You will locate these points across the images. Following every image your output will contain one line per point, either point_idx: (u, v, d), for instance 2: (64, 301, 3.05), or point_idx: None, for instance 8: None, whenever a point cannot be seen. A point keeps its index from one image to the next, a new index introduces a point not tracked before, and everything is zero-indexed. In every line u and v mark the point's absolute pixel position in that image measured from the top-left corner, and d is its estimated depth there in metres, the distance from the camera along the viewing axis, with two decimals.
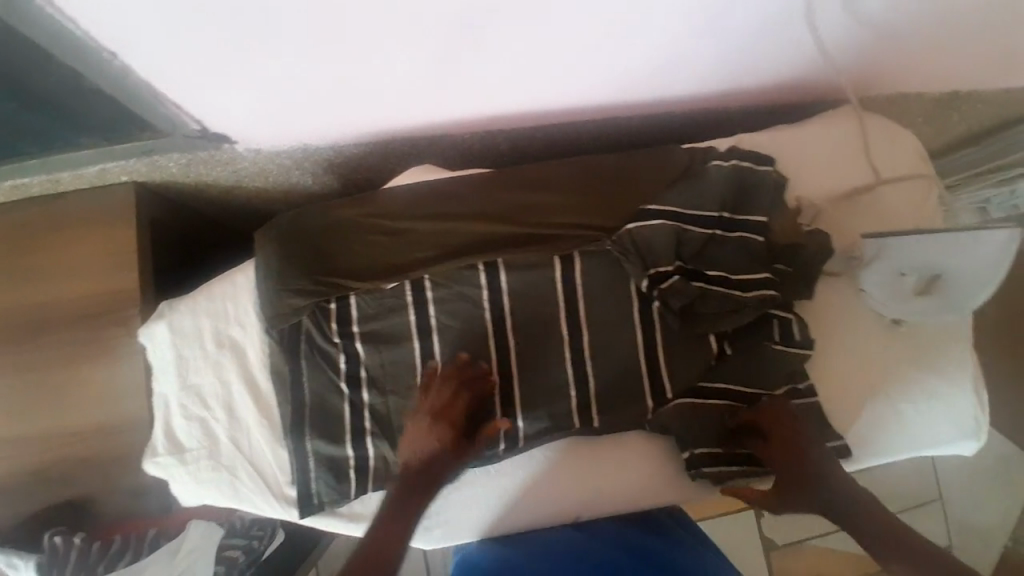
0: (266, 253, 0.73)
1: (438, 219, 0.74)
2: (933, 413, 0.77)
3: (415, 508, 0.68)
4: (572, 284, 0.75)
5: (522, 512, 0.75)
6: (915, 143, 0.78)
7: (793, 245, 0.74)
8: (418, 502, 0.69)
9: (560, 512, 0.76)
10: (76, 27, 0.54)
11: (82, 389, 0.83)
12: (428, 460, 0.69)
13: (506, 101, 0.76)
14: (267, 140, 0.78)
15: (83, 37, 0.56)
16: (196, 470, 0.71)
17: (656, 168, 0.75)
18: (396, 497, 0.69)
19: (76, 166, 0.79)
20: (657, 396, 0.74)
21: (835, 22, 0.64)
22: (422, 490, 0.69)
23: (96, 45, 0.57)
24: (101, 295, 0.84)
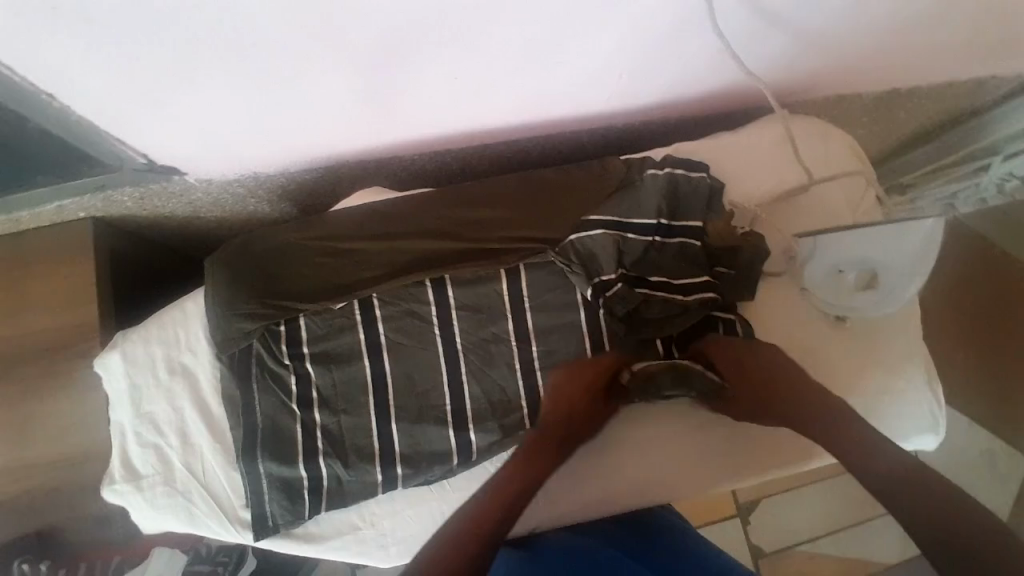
0: (216, 279, 0.74)
1: (384, 240, 0.76)
2: (890, 412, 0.77)
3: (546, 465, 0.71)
4: (518, 296, 0.76)
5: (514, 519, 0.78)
6: (847, 143, 0.80)
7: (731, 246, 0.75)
8: (549, 461, 0.72)
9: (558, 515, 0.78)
10: (14, 73, 0.57)
11: (45, 423, 0.84)
12: (573, 417, 0.73)
13: (447, 122, 0.79)
14: (217, 170, 0.80)
15: (19, 80, 0.58)
16: (152, 496, 0.71)
17: (595, 180, 0.77)
18: (531, 453, 0.71)
19: (33, 206, 0.81)
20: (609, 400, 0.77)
21: (754, 31, 0.66)
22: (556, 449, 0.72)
23: (34, 89, 0.59)
24: (63, 329, 0.85)
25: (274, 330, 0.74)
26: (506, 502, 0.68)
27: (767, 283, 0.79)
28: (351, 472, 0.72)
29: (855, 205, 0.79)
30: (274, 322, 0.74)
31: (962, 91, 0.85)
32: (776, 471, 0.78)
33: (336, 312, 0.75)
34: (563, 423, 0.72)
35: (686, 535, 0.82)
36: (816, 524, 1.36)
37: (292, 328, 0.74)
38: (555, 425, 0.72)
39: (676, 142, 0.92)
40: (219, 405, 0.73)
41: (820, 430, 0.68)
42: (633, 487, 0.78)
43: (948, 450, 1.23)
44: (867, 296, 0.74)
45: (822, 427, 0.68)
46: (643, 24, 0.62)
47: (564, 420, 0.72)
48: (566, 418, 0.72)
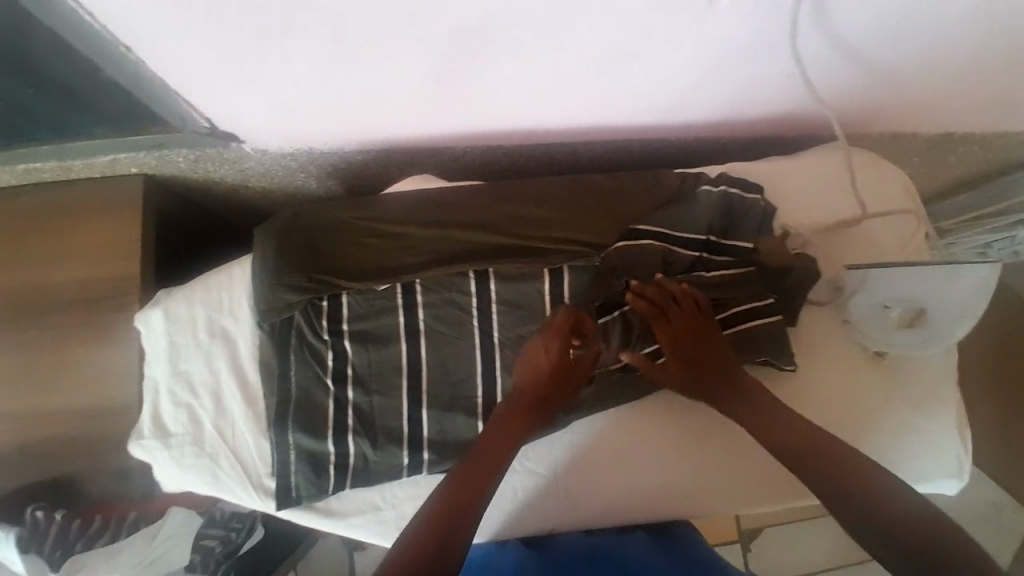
0: (263, 249, 0.75)
1: (434, 226, 0.76)
2: (914, 449, 0.77)
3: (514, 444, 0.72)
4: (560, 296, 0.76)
5: (538, 513, 0.78)
6: (903, 180, 0.80)
7: (781, 268, 0.74)
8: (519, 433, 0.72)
9: (579, 516, 0.79)
10: (93, 19, 0.57)
11: (78, 371, 0.85)
12: (539, 385, 0.72)
13: (506, 118, 0.79)
14: (274, 141, 0.81)
15: (98, 28, 0.58)
16: (180, 455, 0.72)
17: (647, 190, 0.77)
18: (497, 430, 0.71)
19: (88, 157, 0.82)
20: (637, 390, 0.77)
21: (824, 58, 0.67)
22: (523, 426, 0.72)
23: (112, 40, 0.60)
24: (106, 281, 0.86)
25: (316, 305, 0.74)
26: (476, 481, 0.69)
27: (809, 311, 0.78)
28: (378, 452, 0.73)
29: (904, 242, 0.78)
30: (316, 296, 0.74)
31: (1020, 141, 0.85)
32: (801, 498, 0.79)
33: (377, 293, 0.75)
34: (529, 393, 0.72)
35: (694, 545, 0.79)
36: (817, 558, 1.35)
37: (332, 304, 0.75)
38: (522, 397, 0.72)
39: (728, 161, 0.92)
40: (255, 373, 0.74)
41: (790, 456, 0.68)
42: (661, 493, 0.78)
43: (959, 498, 1.21)
44: (909, 336, 0.74)
45: (791, 448, 0.68)
46: (717, 38, 0.63)
47: (530, 394, 0.72)
48: (532, 383, 0.72)
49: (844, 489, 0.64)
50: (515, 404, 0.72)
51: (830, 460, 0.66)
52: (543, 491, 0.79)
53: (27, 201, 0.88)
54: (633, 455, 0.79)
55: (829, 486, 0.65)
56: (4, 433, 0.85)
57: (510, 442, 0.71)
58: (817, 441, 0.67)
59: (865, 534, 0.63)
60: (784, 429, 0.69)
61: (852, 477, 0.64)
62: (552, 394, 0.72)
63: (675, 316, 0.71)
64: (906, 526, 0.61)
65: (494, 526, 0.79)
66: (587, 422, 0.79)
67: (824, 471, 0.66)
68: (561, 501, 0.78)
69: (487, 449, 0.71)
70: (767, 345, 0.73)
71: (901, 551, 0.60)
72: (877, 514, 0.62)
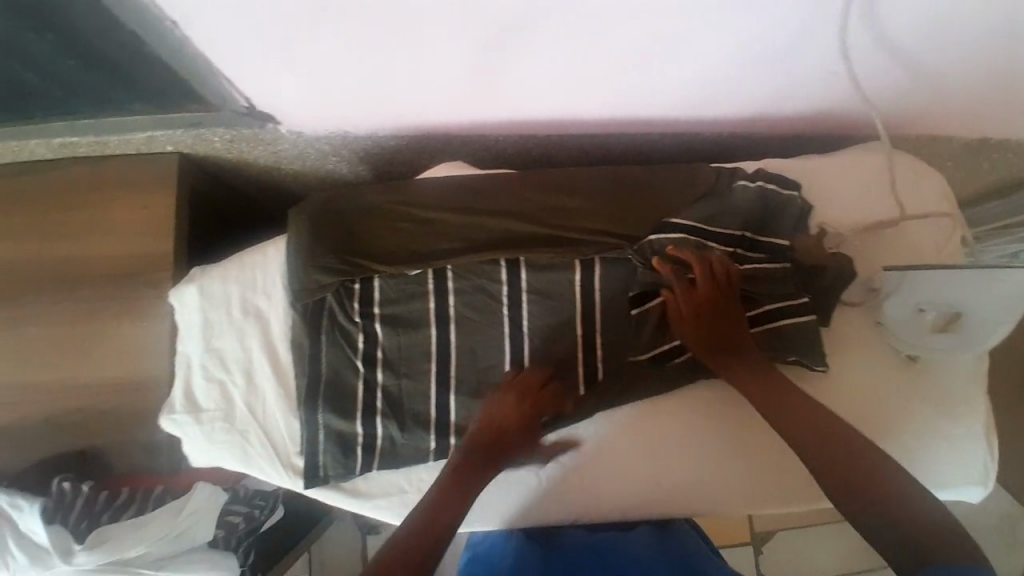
0: (297, 228, 0.76)
1: (467, 213, 0.76)
2: (941, 455, 0.76)
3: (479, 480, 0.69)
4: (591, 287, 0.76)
5: (556, 500, 0.78)
6: (941, 183, 0.79)
7: (816, 266, 0.73)
8: (475, 484, 0.69)
9: (594, 506, 0.78)
10: None
11: (109, 345, 0.85)
12: (496, 441, 0.70)
13: (542, 107, 0.79)
14: (310, 124, 0.81)
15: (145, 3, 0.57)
16: (210, 431, 0.73)
17: (682, 184, 0.77)
18: (453, 478, 0.69)
19: (124, 132, 0.82)
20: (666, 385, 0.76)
21: (870, 54, 0.66)
22: (489, 462, 0.70)
23: (159, 14, 0.58)
24: (139, 257, 0.87)
25: (348, 287, 0.75)
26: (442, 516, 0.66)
27: (840, 311, 0.78)
28: (406, 435, 0.74)
29: (940, 246, 0.77)
30: (348, 278, 0.75)
31: None
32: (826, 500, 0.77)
33: (409, 278, 0.76)
34: (484, 448, 0.70)
35: (692, 542, 0.78)
36: (830, 562, 1.35)
37: (364, 287, 0.75)
38: (478, 449, 0.70)
39: (761, 159, 0.91)
40: (287, 352, 0.75)
41: (806, 453, 0.66)
42: (682, 485, 0.77)
43: (975, 507, 1.21)
44: (943, 340, 0.73)
45: (809, 445, 0.66)
46: (764, 30, 0.62)
47: (485, 448, 0.70)
48: (490, 439, 0.71)
49: (854, 490, 0.62)
50: (471, 455, 0.70)
51: (844, 462, 0.64)
52: (562, 478, 0.78)
53: (63, 175, 0.89)
54: (658, 452, 0.77)
55: (840, 487, 0.63)
56: (34, 404, 0.86)
57: (467, 490, 0.68)
58: (838, 445, 0.65)
59: (873, 534, 0.60)
60: (809, 429, 0.66)
61: (864, 481, 0.62)
62: (511, 452, 0.71)
63: (700, 291, 0.71)
64: (914, 529, 0.59)
65: (515, 516, 0.78)
66: (611, 416, 0.77)
67: (838, 471, 0.64)
68: (584, 495, 0.78)
69: (443, 495, 0.68)
70: (799, 343, 0.73)
71: (912, 550, 0.58)
72: (888, 518, 0.60)
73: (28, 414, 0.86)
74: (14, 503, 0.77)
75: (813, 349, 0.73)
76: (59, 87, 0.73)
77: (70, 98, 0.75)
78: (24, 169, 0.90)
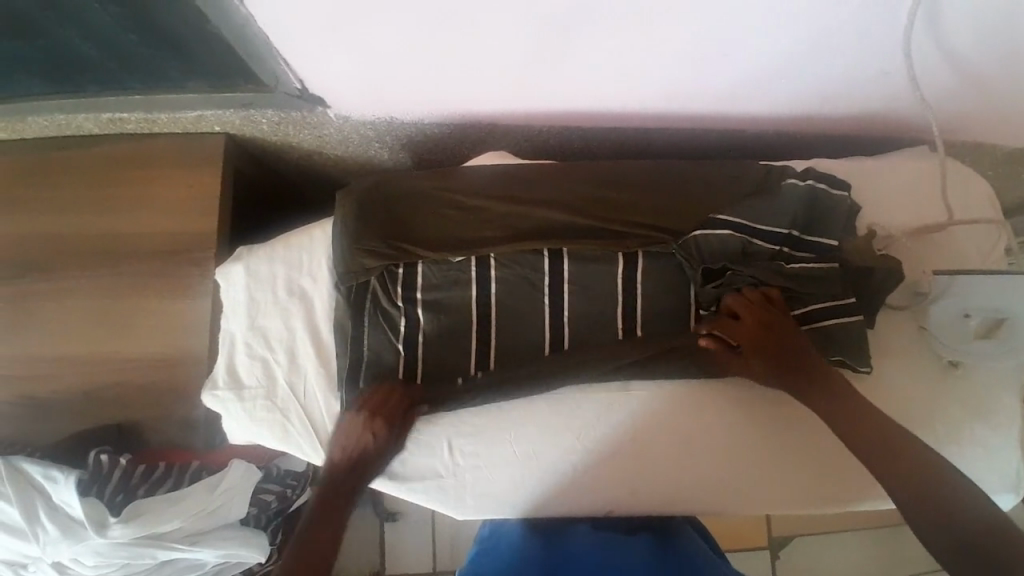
0: (345, 208, 0.77)
1: (512, 202, 0.77)
2: (979, 462, 0.75)
3: (351, 492, 0.71)
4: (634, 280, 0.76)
5: (586, 489, 0.75)
6: (987, 191, 0.79)
7: (865, 267, 0.73)
8: (352, 495, 0.71)
9: (621, 496, 0.75)
10: None
11: (149, 320, 0.86)
12: (354, 463, 0.71)
13: (591, 99, 0.79)
14: (359, 108, 0.82)
15: None
16: (252, 408, 0.74)
17: (729, 181, 0.77)
18: (325, 502, 0.71)
19: (175, 110, 0.82)
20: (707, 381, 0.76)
21: (929, 52, 0.66)
22: (355, 473, 0.71)
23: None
24: (183, 235, 0.88)
25: (393, 271, 0.75)
26: (322, 534, 0.69)
27: (884, 314, 0.77)
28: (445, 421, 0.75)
29: (985, 253, 0.77)
30: (393, 262, 0.75)
31: None
32: (866, 502, 0.75)
33: (453, 263, 0.76)
34: (342, 471, 0.71)
35: (697, 544, 0.81)
36: (845, 569, 1.34)
37: (408, 271, 0.75)
38: (339, 471, 0.71)
39: (804, 158, 0.91)
40: (329, 332, 0.76)
41: (850, 440, 0.67)
42: (714, 478, 0.75)
43: None
44: (987, 347, 0.72)
45: (856, 434, 0.66)
46: (825, 23, 0.62)
47: (347, 469, 0.71)
48: (348, 462, 0.71)
49: (900, 479, 0.63)
50: (332, 481, 0.71)
51: (883, 452, 0.64)
52: (595, 468, 0.75)
53: (110, 150, 0.90)
54: (698, 441, 0.75)
55: (888, 477, 0.64)
56: (73, 377, 0.87)
57: (338, 510, 0.71)
58: (880, 434, 0.65)
59: (919, 524, 0.62)
60: (846, 420, 0.67)
61: (908, 470, 0.63)
62: (373, 468, 0.72)
63: (747, 322, 0.70)
64: (963, 525, 0.60)
65: (547, 506, 0.75)
66: (651, 399, 0.76)
67: (882, 459, 0.64)
68: (621, 484, 0.75)
69: (320, 520, 0.70)
70: (842, 345, 0.72)
71: (962, 546, 0.59)
72: (933, 510, 0.61)
73: (67, 387, 0.87)
74: (48, 474, 0.78)
75: (856, 353, 0.73)
76: (117, 64, 0.74)
77: (126, 75, 0.76)
78: (72, 144, 0.91)
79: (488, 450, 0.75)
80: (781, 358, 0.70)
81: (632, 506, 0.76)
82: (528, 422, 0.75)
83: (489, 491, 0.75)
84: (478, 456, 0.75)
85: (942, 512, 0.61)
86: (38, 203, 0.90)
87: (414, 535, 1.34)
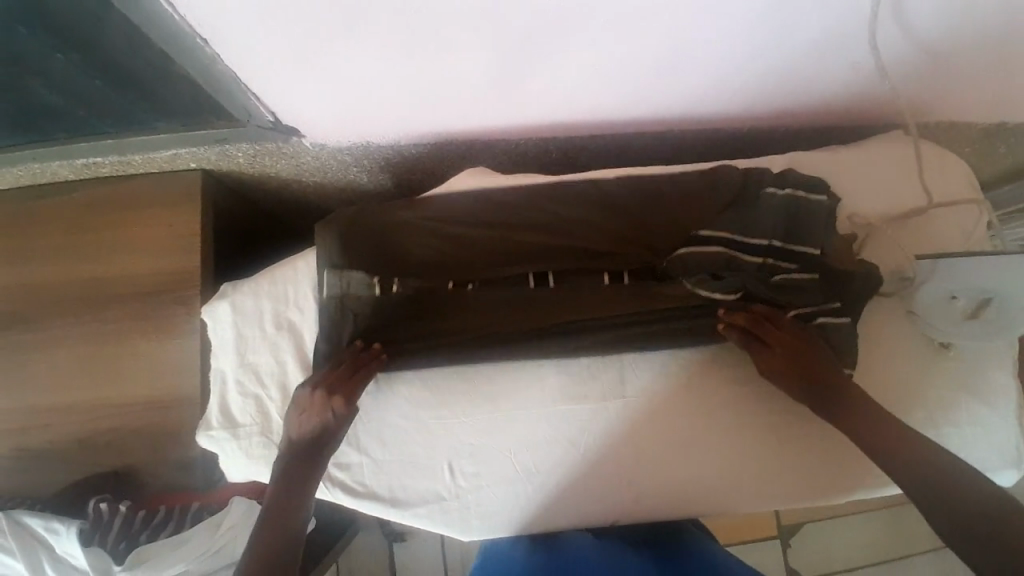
0: (326, 253, 0.76)
1: (492, 230, 0.77)
2: (976, 440, 0.75)
3: (316, 456, 0.70)
4: (623, 296, 0.76)
5: (588, 498, 0.76)
6: (964, 171, 0.80)
7: (845, 273, 0.73)
8: (316, 459, 0.70)
9: (623, 503, 0.76)
10: (174, 11, 0.55)
11: (139, 364, 0.85)
12: (312, 442, 0.70)
13: (564, 109, 0.79)
14: (334, 134, 0.81)
15: (179, 22, 0.57)
16: (248, 446, 0.74)
17: (706, 194, 0.76)
18: (291, 467, 0.69)
19: (148, 150, 0.81)
20: (699, 382, 0.76)
21: (894, 41, 0.66)
22: (318, 435, 0.70)
23: (189, 31, 0.58)
24: (166, 275, 0.87)
25: (375, 308, 0.75)
26: (294, 492, 0.68)
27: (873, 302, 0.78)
28: (442, 439, 0.76)
29: (966, 233, 0.78)
30: (374, 300, 0.75)
31: None
32: (867, 489, 0.76)
33: (436, 298, 0.76)
34: (305, 441, 0.70)
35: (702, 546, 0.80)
36: (854, 553, 1.34)
37: (392, 307, 0.75)
38: (298, 440, 0.70)
39: (780, 152, 0.91)
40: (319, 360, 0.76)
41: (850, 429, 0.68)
42: (716, 475, 0.76)
43: None
44: (977, 326, 0.73)
45: (854, 422, 0.68)
46: (791, 18, 0.62)
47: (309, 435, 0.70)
48: (305, 441, 0.70)
49: (894, 458, 0.65)
50: (296, 449, 0.70)
51: (873, 426, 0.67)
52: (594, 474, 0.76)
53: (88, 195, 0.90)
54: (694, 440, 0.76)
55: (886, 455, 0.66)
56: (65, 426, 0.86)
57: (305, 480, 0.69)
58: (877, 424, 0.67)
59: (922, 501, 0.62)
60: (850, 420, 0.68)
61: (900, 449, 0.65)
62: (336, 430, 0.71)
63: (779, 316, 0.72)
64: (961, 494, 0.61)
65: (551, 519, 0.76)
66: (646, 401, 0.76)
67: (883, 450, 0.66)
68: (624, 491, 0.76)
69: (291, 480, 0.68)
70: (835, 343, 0.72)
71: (961, 516, 0.60)
72: (935, 487, 0.62)
73: (59, 436, 0.86)
74: (50, 526, 0.79)
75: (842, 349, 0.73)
76: (85, 106, 0.73)
77: (95, 118, 0.75)
78: (49, 190, 0.90)
79: (485, 471, 0.76)
80: (803, 353, 0.70)
81: (632, 511, 0.76)
82: (523, 436, 0.76)
83: (494, 510, 0.75)
84: (482, 475, 0.76)
85: (940, 482, 0.62)
86: (20, 252, 0.90)
87: (422, 553, 1.33)
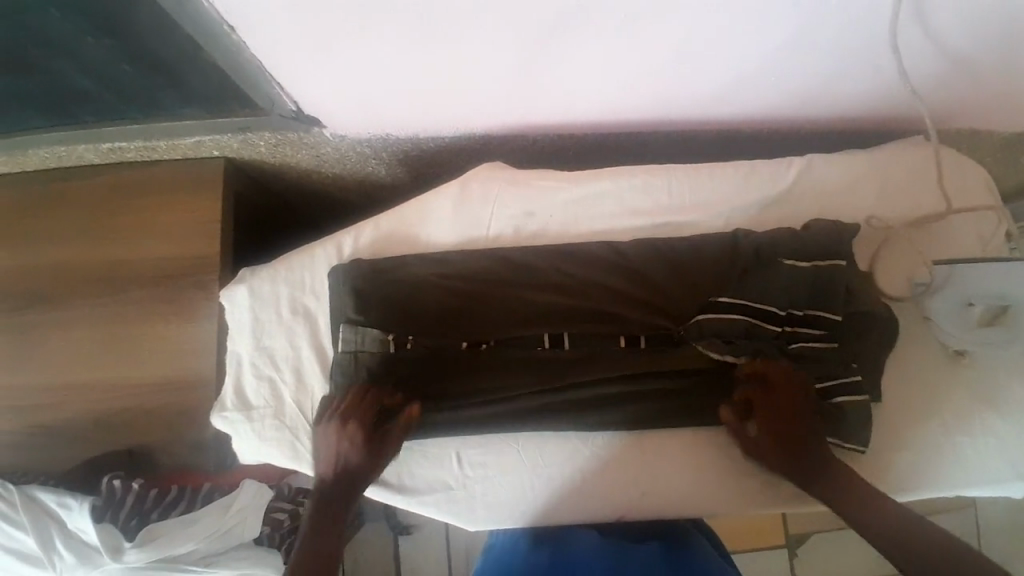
0: (341, 307, 0.76)
1: (507, 284, 0.77)
2: (988, 449, 0.74)
3: (349, 490, 0.71)
4: (640, 361, 0.75)
5: (593, 494, 0.76)
6: (985, 178, 0.79)
7: (868, 312, 0.73)
8: (348, 494, 0.70)
9: (629, 500, 0.76)
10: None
11: (156, 345, 0.87)
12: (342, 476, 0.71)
13: (582, 106, 0.80)
14: (355, 125, 0.82)
15: (208, 9, 0.58)
16: (260, 428, 0.75)
17: (724, 262, 0.75)
18: (321, 503, 0.70)
19: (174, 136, 0.83)
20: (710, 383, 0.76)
21: (918, 46, 0.66)
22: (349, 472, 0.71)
23: (219, 18, 0.59)
24: (186, 260, 0.89)
25: (388, 365, 0.74)
26: (325, 522, 0.68)
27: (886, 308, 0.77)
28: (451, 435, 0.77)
29: (985, 241, 0.78)
30: (387, 358, 0.74)
31: None
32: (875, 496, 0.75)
33: (450, 357, 0.75)
34: (334, 477, 0.71)
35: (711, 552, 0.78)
36: (860, 563, 1.33)
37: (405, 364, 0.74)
38: (329, 476, 0.71)
39: (797, 154, 0.91)
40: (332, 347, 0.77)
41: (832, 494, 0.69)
42: (722, 475, 0.76)
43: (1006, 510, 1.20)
44: (992, 334, 0.72)
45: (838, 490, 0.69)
46: (814, 21, 0.62)
47: (339, 472, 0.71)
48: (336, 475, 0.71)
49: (863, 513, 0.66)
50: (327, 486, 0.71)
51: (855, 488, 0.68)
52: (600, 469, 0.76)
53: (113, 179, 0.92)
54: (701, 439, 0.76)
55: (856, 512, 0.67)
56: (82, 404, 0.88)
57: (336, 513, 0.69)
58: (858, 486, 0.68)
59: (887, 548, 0.63)
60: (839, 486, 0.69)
61: (871, 507, 0.67)
62: (365, 466, 0.71)
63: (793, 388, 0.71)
64: (924, 545, 0.61)
65: (557, 513, 0.76)
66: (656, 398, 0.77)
67: (854, 510, 0.67)
68: (629, 488, 0.76)
69: (322, 512, 0.69)
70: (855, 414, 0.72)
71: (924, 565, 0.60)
72: (903, 543, 0.63)
73: (76, 414, 0.88)
74: (63, 502, 0.80)
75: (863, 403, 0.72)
76: (115, 91, 0.75)
77: (124, 103, 0.77)
78: (75, 174, 0.93)
79: (493, 483, 0.76)
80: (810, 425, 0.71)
81: (638, 509, 0.76)
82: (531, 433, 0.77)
83: (500, 502, 0.76)
84: (489, 469, 0.76)
85: (908, 539, 0.63)
86: (44, 233, 0.92)
87: (426, 544, 1.34)
